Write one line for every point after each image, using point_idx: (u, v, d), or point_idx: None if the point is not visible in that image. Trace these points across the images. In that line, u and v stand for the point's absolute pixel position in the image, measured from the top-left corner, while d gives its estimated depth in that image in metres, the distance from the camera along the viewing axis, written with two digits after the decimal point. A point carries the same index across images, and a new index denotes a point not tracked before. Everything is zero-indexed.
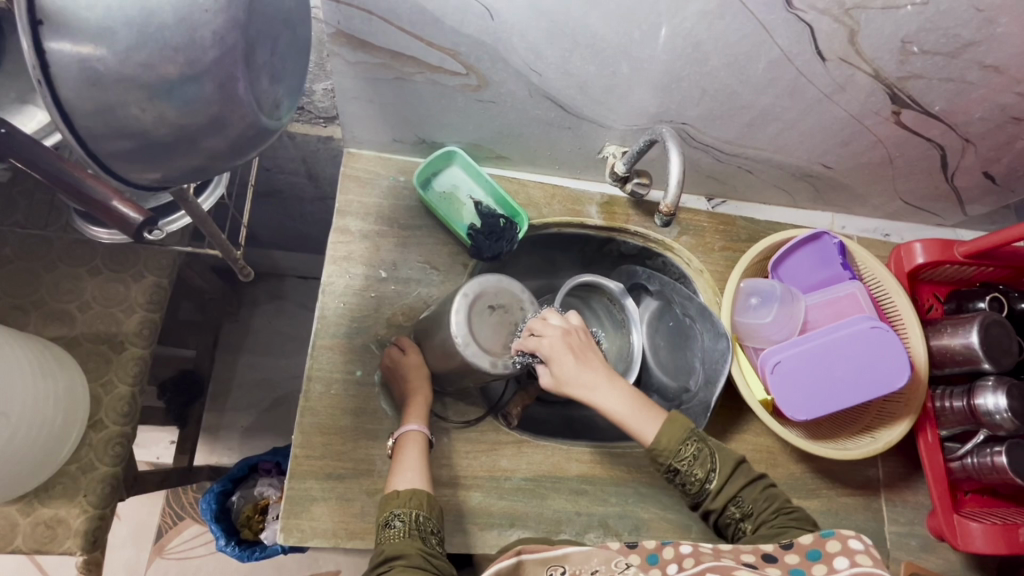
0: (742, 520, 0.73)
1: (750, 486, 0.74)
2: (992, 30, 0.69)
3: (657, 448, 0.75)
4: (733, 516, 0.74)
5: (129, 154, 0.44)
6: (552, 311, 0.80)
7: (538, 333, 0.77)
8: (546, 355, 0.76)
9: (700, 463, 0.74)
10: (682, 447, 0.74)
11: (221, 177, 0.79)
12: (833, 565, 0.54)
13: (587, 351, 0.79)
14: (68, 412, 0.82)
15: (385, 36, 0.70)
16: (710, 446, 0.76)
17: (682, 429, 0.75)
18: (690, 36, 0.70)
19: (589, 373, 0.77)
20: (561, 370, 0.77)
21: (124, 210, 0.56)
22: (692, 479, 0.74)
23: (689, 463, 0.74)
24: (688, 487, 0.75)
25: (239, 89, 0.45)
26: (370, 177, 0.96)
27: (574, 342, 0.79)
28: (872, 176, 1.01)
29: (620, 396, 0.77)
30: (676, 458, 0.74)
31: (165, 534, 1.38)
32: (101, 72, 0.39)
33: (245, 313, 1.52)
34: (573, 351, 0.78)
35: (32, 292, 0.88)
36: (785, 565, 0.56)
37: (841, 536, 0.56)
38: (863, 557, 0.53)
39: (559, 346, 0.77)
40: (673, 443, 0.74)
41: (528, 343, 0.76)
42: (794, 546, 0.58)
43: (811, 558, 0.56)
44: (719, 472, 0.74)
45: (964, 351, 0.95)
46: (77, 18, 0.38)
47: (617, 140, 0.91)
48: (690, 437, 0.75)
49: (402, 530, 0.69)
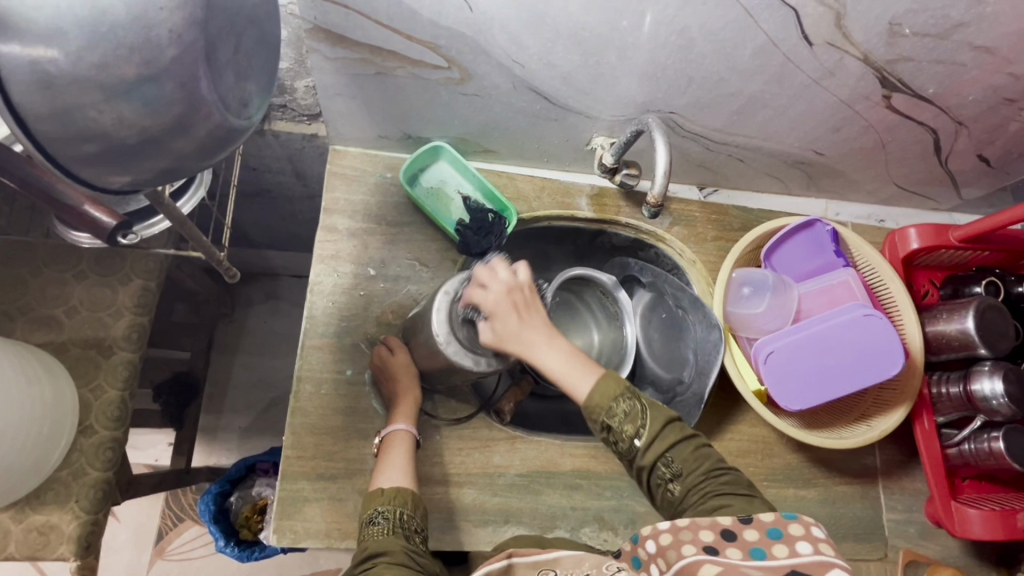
0: (671, 481, 0.70)
1: (682, 444, 0.72)
2: (981, 10, 0.68)
3: (589, 406, 0.71)
4: (663, 475, 0.71)
5: (93, 158, 0.43)
6: (501, 262, 0.74)
7: (484, 285, 0.72)
8: (487, 309, 0.71)
9: (632, 421, 0.71)
10: (614, 404, 0.70)
11: (202, 178, 0.78)
12: (794, 548, 0.54)
13: (532, 309, 0.72)
14: (56, 419, 0.82)
15: (363, 30, 0.69)
16: (642, 403, 0.72)
17: (615, 386, 0.71)
18: (675, 23, 0.68)
19: (528, 333, 0.71)
20: (502, 329, 0.70)
21: (97, 214, 0.61)
22: (621, 436, 0.71)
23: (622, 420, 0.70)
24: (619, 446, 0.72)
25: (202, 88, 0.44)
26: (356, 174, 0.95)
27: (518, 299, 0.72)
28: (865, 161, 1.00)
29: (560, 355, 0.72)
30: (608, 415, 0.70)
31: (165, 536, 1.38)
32: (54, 74, 0.39)
33: (239, 313, 1.51)
34: (516, 306, 0.71)
35: (17, 298, 0.87)
36: (745, 543, 0.55)
37: (804, 521, 0.55)
38: (826, 547, 0.53)
39: (499, 298, 0.71)
40: (605, 400, 0.70)
41: (472, 297, 0.72)
42: (753, 522, 0.57)
43: (771, 537, 0.55)
44: (649, 429, 0.71)
45: (960, 337, 0.94)
46: (25, 18, 0.37)
47: (605, 131, 0.90)
48: (624, 395, 0.71)
49: (386, 527, 0.68)
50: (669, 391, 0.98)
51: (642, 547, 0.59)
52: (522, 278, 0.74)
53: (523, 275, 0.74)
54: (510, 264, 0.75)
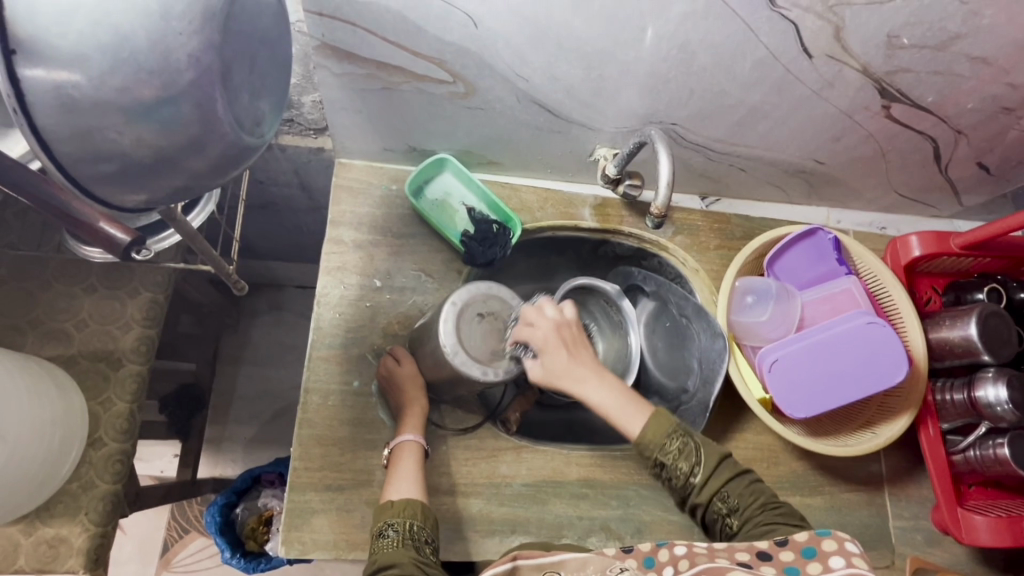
0: (729, 516, 0.74)
1: (736, 481, 0.76)
2: (978, 22, 0.69)
3: (643, 442, 0.77)
4: (720, 510, 0.74)
5: (111, 178, 0.44)
6: (548, 302, 0.81)
7: (532, 324, 0.79)
8: (539, 346, 0.78)
9: (685, 458, 0.76)
10: (668, 441, 0.76)
11: (211, 193, 0.79)
12: (827, 564, 0.54)
13: (579, 346, 0.81)
14: (66, 431, 0.82)
15: (369, 47, 0.70)
16: (696, 440, 0.77)
17: (666, 422, 0.78)
18: (677, 37, 0.69)
19: (578, 368, 0.79)
20: (553, 362, 0.78)
21: (112, 230, 0.62)
22: (677, 473, 0.76)
23: (675, 457, 0.76)
24: (673, 482, 0.77)
25: (218, 108, 0.45)
26: (362, 187, 0.96)
27: (566, 336, 0.80)
28: (866, 170, 1.00)
29: (608, 390, 0.79)
30: (661, 452, 0.76)
31: (171, 548, 1.38)
32: (77, 97, 0.39)
33: (244, 325, 1.52)
34: (565, 343, 0.80)
35: (28, 313, 0.88)
36: (780, 563, 0.57)
37: (837, 537, 0.56)
38: (859, 560, 0.53)
39: (549, 335, 0.78)
40: (658, 437, 0.76)
41: (521, 332, 0.78)
42: (789, 543, 0.58)
43: (806, 556, 0.56)
44: (704, 466, 0.76)
45: (963, 344, 0.94)
46: (50, 44, 0.38)
47: (608, 142, 0.91)
48: (676, 432, 0.77)
49: (395, 540, 0.69)
50: (673, 399, 0.99)
51: (664, 552, 0.60)
52: (566, 316, 0.82)
53: (568, 313, 0.82)
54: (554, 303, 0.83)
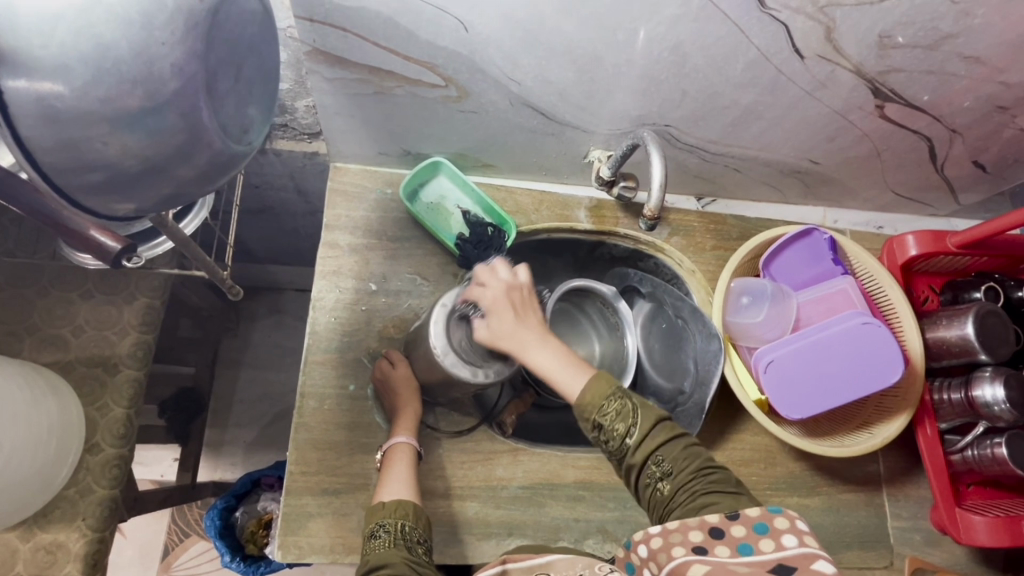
0: (661, 480, 0.67)
1: (672, 444, 0.68)
2: (970, 22, 0.68)
3: (582, 404, 0.70)
4: (653, 474, 0.67)
5: (97, 187, 0.44)
6: (503, 264, 0.78)
7: (483, 284, 0.76)
8: (486, 305, 0.74)
9: (623, 419, 0.68)
10: (605, 402, 0.69)
11: (204, 199, 0.79)
12: (779, 542, 0.54)
13: (528, 309, 0.75)
14: (62, 437, 0.83)
15: (360, 52, 0.70)
16: (635, 400, 0.70)
17: (607, 385, 0.70)
18: (668, 39, 0.69)
19: (523, 331, 0.73)
20: (497, 324, 0.73)
21: (102, 238, 0.63)
22: (613, 435, 0.68)
23: (613, 419, 0.69)
24: (609, 444, 0.69)
25: (203, 117, 0.46)
26: (357, 191, 0.96)
27: (516, 298, 0.75)
28: (862, 170, 1.00)
29: (553, 353, 0.73)
30: (599, 414, 0.69)
31: (171, 551, 1.39)
32: (60, 109, 0.40)
33: (243, 328, 1.52)
34: (511, 304, 0.74)
35: (24, 319, 0.88)
36: (732, 539, 0.56)
37: (788, 514, 0.56)
38: (810, 539, 0.54)
39: (494, 295, 0.74)
40: (596, 399, 0.69)
41: (472, 293, 0.76)
42: (739, 517, 0.57)
43: (757, 532, 0.56)
44: (640, 426, 0.68)
45: (960, 343, 0.94)
46: (31, 56, 0.38)
47: (602, 144, 0.91)
48: (615, 393, 0.70)
49: (387, 540, 0.68)
50: (669, 401, 0.99)
51: (636, 552, 0.62)
52: (521, 280, 0.78)
53: (524, 276, 0.78)
54: (512, 267, 0.79)
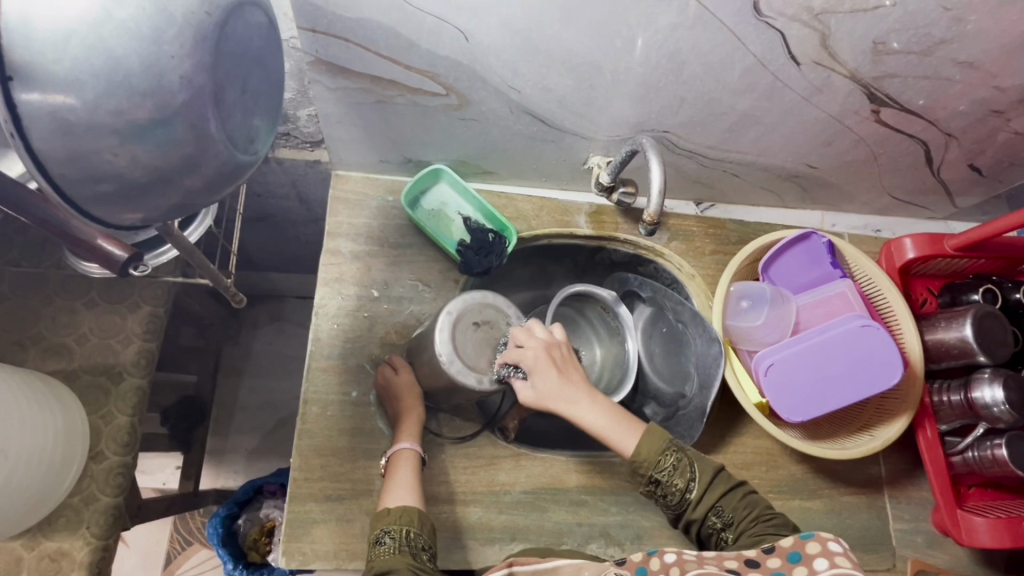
0: (723, 530, 0.72)
1: (730, 494, 0.73)
2: (963, 27, 0.70)
3: (638, 461, 0.74)
4: (714, 525, 0.72)
5: (107, 197, 0.45)
6: (537, 323, 0.80)
7: (522, 344, 0.77)
8: (529, 366, 0.76)
9: (681, 473, 0.74)
10: (662, 458, 0.74)
11: (208, 208, 0.80)
12: (812, 566, 0.54)
13: (570, 368, 0.79)
14: (67, 446, 0.83)
15: (362, 62, 0.71)
16: (689, 454, 0.75)
17: (661, 440, 0.75)
18: (666, 47, 0.70)
19: (569, 389, 0.77)
20: (544, 385, 0.76)
21: (109, 248, 0.64)
22: (672, 489, 0.73)
23: (670, 474, 0.73)
24: (669, 499, 0.74)
25: (211, 128, 0.46)
26: (359, 199, 0.97)
27: (557, 357, 0.78)
28: (858, 174, 1.01)
29: (601, 410, 0.77)
30: (656, 469, 0.73)
31: (174, 560, 1.39)
32: (73, 122, 0.40)
33: (245, 336, 1.53)
34: (552, 363, 0.77)
35: (29, 328, 0.89)
36: (767, 569, 0.57)
37: (820, 537, 0.56)
38: (842, 560, 0.53)
39: (537, 358, 0.76)
40: (652, 455, 0.74)
41: (511, 354, 0.76)
42: (775, 550, 0.58)
43: (791, 560, 0.56)
44: (699, 481, 0.73)
45: (959, 345, 0.94)
46: (45, 70, 0.39)
47: (601, 150, 0.92)
48: (670, 448, 0.75)
49: (392, 547, 0.69)
50: (670, 405, 0.99)
51: (656, 559, 0.59)
52: (557, 337, 0.80)
53: (559, 333, 0.81)
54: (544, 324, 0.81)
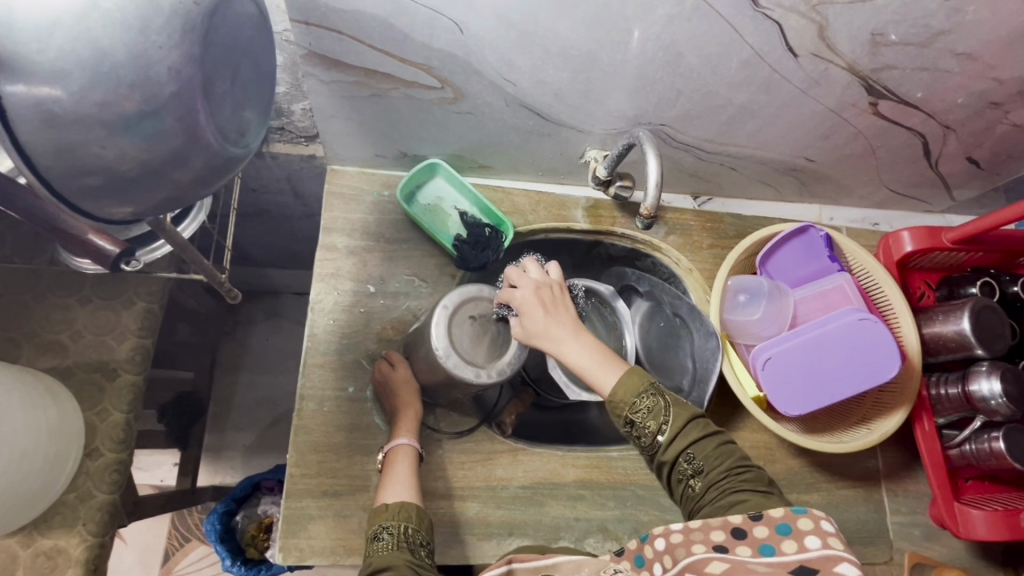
0: (692, 477, 0.68)
1: (705, 441, 0.68)
2: (961, 18, 0.69)
3: (614, 400, 0.70)
4: (684, 472, 0.68)
5: (96, 191, 0.45)
6: (532, 263, 0.80)
7: (514, 285, 0.77)
8: (517, 305, 0.76)
9: (654, 416, 0.69)
10: (637, 399, 0.69)
11: (202, 203, 0.79)
12: (802, 543, 0.53)
13: (559, 306, 0.76)
14: (61, 443, 0.83)
15: (356, 55, 0.70)
16: (667, 398, 0.70)
17: (639, 380, 0.70)
18: (663, 38, 0.70)
19: (555, 326, 0.74)
20: (530, 322, 0.74)
21: (101, 242, 0.65)
22: (645, 432, 0.69)
23: (644, 416, 0.69)
24: (642, 440, 0.70)
25: (201, 120, 0.46)
26: (355, 193, 0.96)
27: (546, 295, 0.76)
28: (856, 167, 1.01)
29: (585, 348, 0.73)
30: (631, 410, 0.69)
31: (172, 556, 1.39)
32: (58, 113, 0.40)
33: (242, 332, 1.52)
34: (539, 300, 0.75)
35: (23, 325, 0.88)
36: (754, 540, 0.55)
37: (813, 515, 0.54)
38: (835, 540, 0.52)
39: (525, 295, 0.76)
40: (628, 396, 0.69)
41: (504, 294, 0.78)
42: (763, 518, 0.56)
43: (780, 533, 0.55)
44: (672, 425, 0.69)
45: (956, 338, 0.94)
46: (29, 61, 0.38)
47: (598, 144, 0.91)
48: (647, 390, 0.70)
49: (390, 543, 0.68)
50: None
51: (650, 546, 0.60)
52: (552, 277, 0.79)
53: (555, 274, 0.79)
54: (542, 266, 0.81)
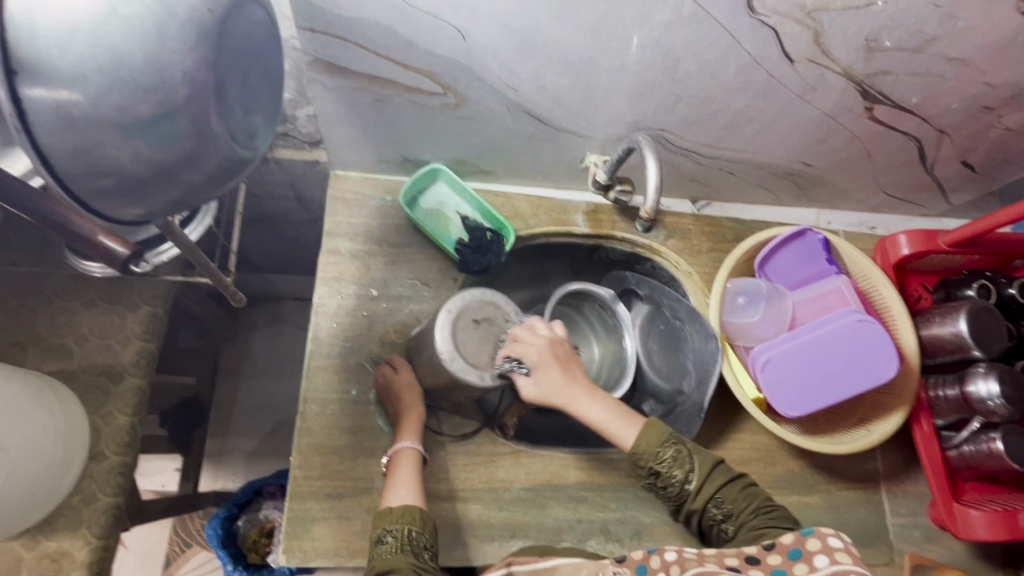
0: (723, 521, 0.74)
1: (729, 485, 0.76)
2: (953, 25, 0.71)
3: (637, 453, 0.77)
4: (715, 517, 0.75)
5: (109, 191, 0.46)
6: (539, 320, 0.83)
7: (525, 340, 0.79)
8: (534, 361, 0.78)
9: (680, 465, 0.76)
10: (661, 449, 0.76)
11: (208, 207, 0.80)
12: (812, 564, 0.54)
13: (572, 365, 0.82)
14: (66, 446, 0.83)
15: (361, 61, 0.72)
16: (688, 447, 0.77)
17: (659, 432, 0.78)
18: (661, 45, 0.71)
19: (572, 386, 0.81)
20: (547, 381, 0.80)
21: (111, 243, 0.65)
22: (672, 481, 0.76)
23: (670, 466, 0.76)
24: (669, 490, 0.76)
25: (212, 123, 0.47)
26: (358, 198, 0.97)
27: (560, 354, 0.82)
28: (853, 171, 1.02)
29: (601, 406, 0.80)
30: (657, 461, 0.76)
31: (173, 562, 1.38)
32: (76, 115, 0.41)
33: (244, 337, 1.53)
34: (551, 358, 0.80)
35: (29, 328, 0.89)
36: (768, 566, 0.57)
37: (819, 534, 0.56)
38: (842, 556, 0.53)
39: (540, 354, 0.79)
40: (652, 447, 0.76)
41: (514, 348, 0.78)
42: (776, 546, 0.58)
43: (792, 557, 0.56)
44: (698, 472, 0.76)
45: (953, 340, 0.95)
46: (50, 65, 0.40)
47: (598, 149, 0.93)
48: (669, 440, 0.77)
49: (394, 546, 0.69)
50: (669, 401, 1.00)
51: (656, 557, 0.60)
52: (557, 333, 0.84)
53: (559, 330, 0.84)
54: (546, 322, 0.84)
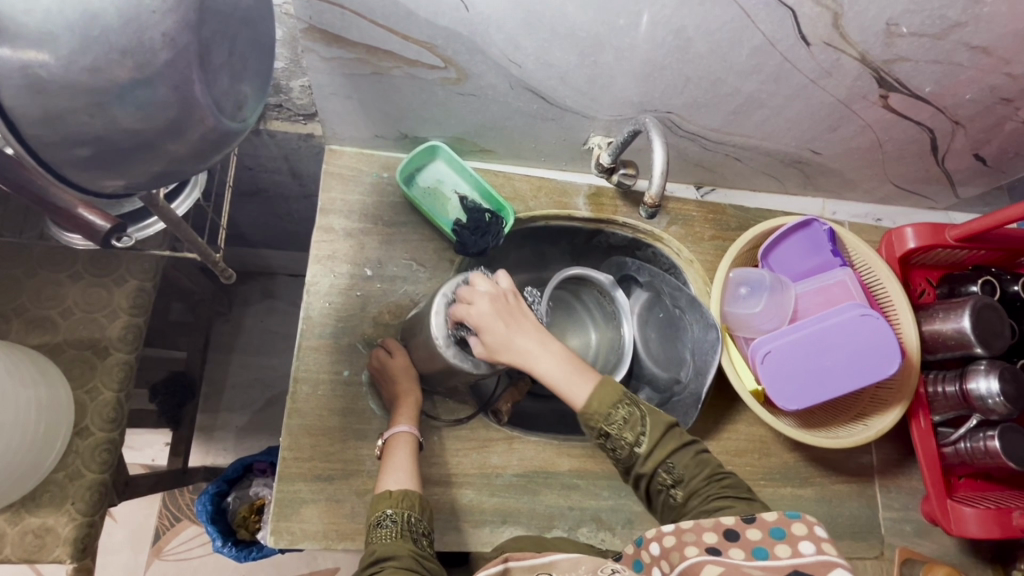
0: (673, 487, 0.69)
1: (682, 451, 0.71)
2: (978, 10, 0.68)
3: (588, 412, 0.70)
4: (664, 481, 0.70)
5: (87, 162, 0.43)
6: (480, 276, 0.74)
7: (466, 304, 0.71)
8: (475, 324, 0.70)
9: (631, 428, 0.70)
10: (613, 410, 0.70)
11: (196, 179, 0.78)
12: (796, 548, 0.51)
13: (517, 317, 0.72)
14: (51, 420, 0.81)
15: (359, 30, 0.68)
16: (641, 408, 0.72)
17: (614, 392, 0.71)
18: (674, 23, 0.68)
19: (520, 341, 0.71)
20: (492, 339, 0.70)
21: (91, 217, 0.62)
22: (622, 443, 0.70)
23: (620, 427, 0.70)
24: (618, 453, 0.71)
25: (197, 91, 0.44)
26: (353, 174, 0.94)
27: (503, 307, 0.72)
28: (862, 161, 1.00)
29: (554, 360, 0.72)
30: (607, 422, 0.70)
31: (162, 536, 1.38)
32: (47, 79, 0.39)
33: (236, 312, 1.50)
34: (504, 311, 0.71)
35: (13, 300, 0.87)
36: (747, 543, 0.54)
37: (807, 520, 0.53)
38: (828, 546, 0.51)
39: (489, 309, 0.70)
40: (604, 407, 0.70)
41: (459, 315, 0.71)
42: (756, 520, 0.55)
43: (774, 536, 0.53)
44: (649, 436, 0.70)
45: (956, 336, 0.94)
46: (16, 23, 0.37)
47: (602, 130, 0.90)
48: (622, 400, 0.71)
49: (393, 531, 0.68)
50: (665, 390, 0.99)
51: (645, 550, 0.57)
52: (501, 288, 0.74)
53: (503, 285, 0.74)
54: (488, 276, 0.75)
